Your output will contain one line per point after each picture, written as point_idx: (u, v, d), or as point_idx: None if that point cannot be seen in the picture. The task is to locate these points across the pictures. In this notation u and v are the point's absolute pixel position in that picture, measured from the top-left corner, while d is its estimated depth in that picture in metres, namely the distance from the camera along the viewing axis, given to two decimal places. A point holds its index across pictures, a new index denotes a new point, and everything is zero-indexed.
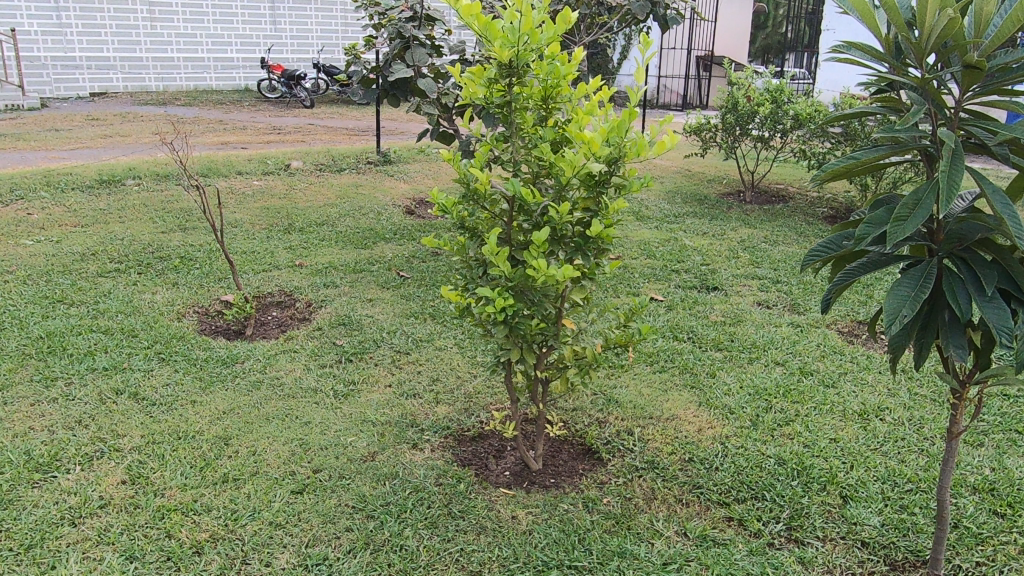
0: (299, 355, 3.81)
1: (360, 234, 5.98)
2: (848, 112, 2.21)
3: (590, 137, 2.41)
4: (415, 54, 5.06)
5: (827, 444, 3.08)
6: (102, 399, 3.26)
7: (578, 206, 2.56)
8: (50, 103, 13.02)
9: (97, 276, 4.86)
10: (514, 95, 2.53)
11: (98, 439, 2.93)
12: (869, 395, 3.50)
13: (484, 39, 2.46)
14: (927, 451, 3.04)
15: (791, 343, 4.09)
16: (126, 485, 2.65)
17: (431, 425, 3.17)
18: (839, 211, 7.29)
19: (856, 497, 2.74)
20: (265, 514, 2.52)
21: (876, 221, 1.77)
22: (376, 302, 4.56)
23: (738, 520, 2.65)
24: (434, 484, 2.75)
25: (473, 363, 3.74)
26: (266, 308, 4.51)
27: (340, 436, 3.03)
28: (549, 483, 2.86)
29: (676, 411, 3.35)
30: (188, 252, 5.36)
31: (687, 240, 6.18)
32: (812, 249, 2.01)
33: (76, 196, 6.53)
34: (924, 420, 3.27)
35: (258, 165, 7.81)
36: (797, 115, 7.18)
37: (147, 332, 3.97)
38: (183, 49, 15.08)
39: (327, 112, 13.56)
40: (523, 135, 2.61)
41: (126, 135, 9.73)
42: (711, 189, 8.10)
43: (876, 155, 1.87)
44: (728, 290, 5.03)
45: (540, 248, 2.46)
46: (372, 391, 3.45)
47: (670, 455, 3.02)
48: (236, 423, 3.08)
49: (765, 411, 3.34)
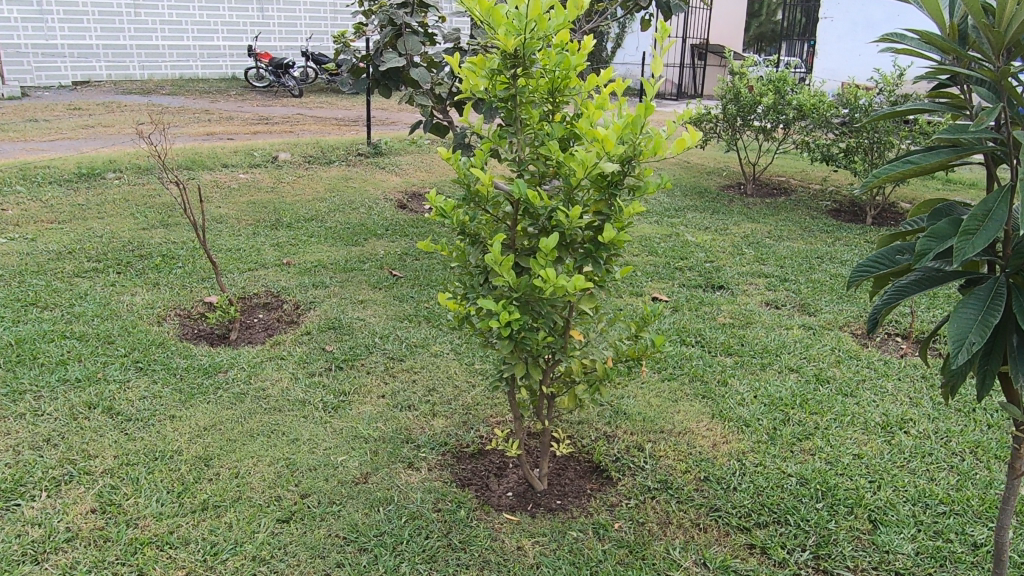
0: (286, 362, 3.59)
1: (351, 230, 5.75)
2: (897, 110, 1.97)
3: (603, 134, 2.17)
4: (407, 43, 4.78)
5: (851, 461, 2.89)
6: (73, 414, 3.03)
7: (589, 208, 2.34)
8: (31, 92, 12.67)
9: (73, 276, 4.62)
10: (519, 87, 2.30)
11: (67, 460, 2.71)
12: (891, 405, 3.32)
13: (486, 25, 2.22)
14: (957, 468, 2.85)
15: (804, 348, 3.90)
16: (95, 514, 2.43)
17: (427, 441, 2.96)
18: (843, 203, 7.11)
19: (886, 522, 2.55)
20: (248, 548, 2.31)
21: (939, 233, 1.54)
22: (368, 304, 4.34)
23: (761, 548, 2.46)
24: (432, 510, 2.55)
25: (472, 372, 3.53)
26: (251, 310, 4.28)
27: (330, 455, 2.82)
28: (555, 505, 2.66)
29: (688, 424, 3.15)
30: (170, 249, 5.12)
31: (689, 235, 5.98)
32: (858, 265, 1.79)
33: (54, 191, 6.26)
34: (950, 433, 3.08)
35: (244, 157, 7.55)
36: (800, 106, 6.95)
37: (124, 339, 3.74)
38: (167, 37, 14.75)
39: (316, 102, 13.28)
40: (528, 131, 2.39)
41: (108, 126, 9.44)
42: (711, 181, 7.90)
43: (938, 160, 1.64)
44: (734, 289, 4.83)
45: (548, 256, 2.24)
46: (364, 403, 3.24)
47: (684, 474, 2.82)
48: (218, 441, 2.86)
49: (783, 424, 3.15)
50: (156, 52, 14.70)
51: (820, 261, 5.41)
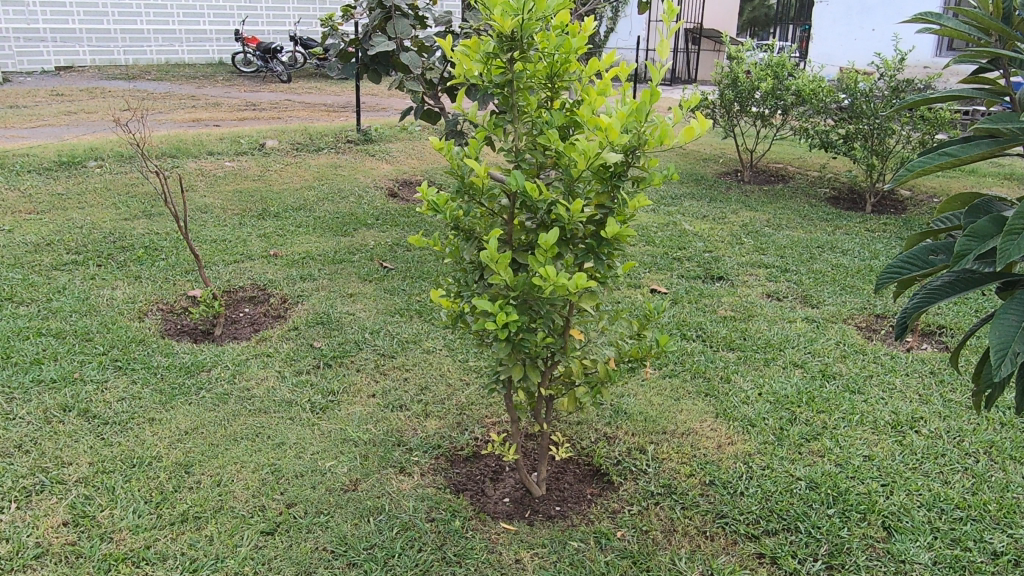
0: (272, 360, 3.44)
1: (340, 220, 5.60)
2: (931, 96, 1.84)
3: (607, 122, 2.03)
4: (397, 26, 4.57)
5: (862, 463, 2.77)
6: (48, 418, 2.88)
7: (590, 202, 2.19)
8: (13, 77, 12.42)
9: (52, 269, 4.46)
10: (515, 72, 2.16)
11: (39, 468, 2.56)
12: (900, 402, 3.20)
13: (481, 5, 2.08)
14: (972, 470, 2.74)
15: (808, 342, 3.77)
16: (67, 528, 2.29)
17: (420, 444, 2.83)
18: (842, 191, 6.99)
19: (900, 528, 2.44)
20: (229, 563, 2.17)
21: (979, 233, 1.43)
22: (358, 298, 4.19)
23: (771, 557, 2.34)
24: (425, 520, 2.42)
25: (466, 369, 3.40)
26: (237, 304, 4.14)
27: (317, 460, 2.68)
28: (554, 512, 2.54)
29: (691, 424, 3.03)
30: (153, 241, 4.96)
31: (687, 224, 5.84)
32: (888, 265, 1.69)
33: (32, 180, 6.07)
34: (963, 433, 2.96)
35: (231, 145, 7.36)
36: (799, 91, 6.80)
37: (103, 336, 3.58)
38: (152, 21, 14.47)
39: (306, 87, 13.06)
40: (526, 119, 2.25)
41: (90, 112, 9.23)
42: (708, 169, 7.77)
43: (978, 152, 1.52)
44: (735, 280, 4.71)
45: (547, 253, 2.10)
46: (353, 403, 3.10)
47: (688, 478, 2.70)
48: (199, 446, 2.72)
49: (789, 424, 3.03)
50: (141, 36, 14.43)
51: (821, 251, 5.29)
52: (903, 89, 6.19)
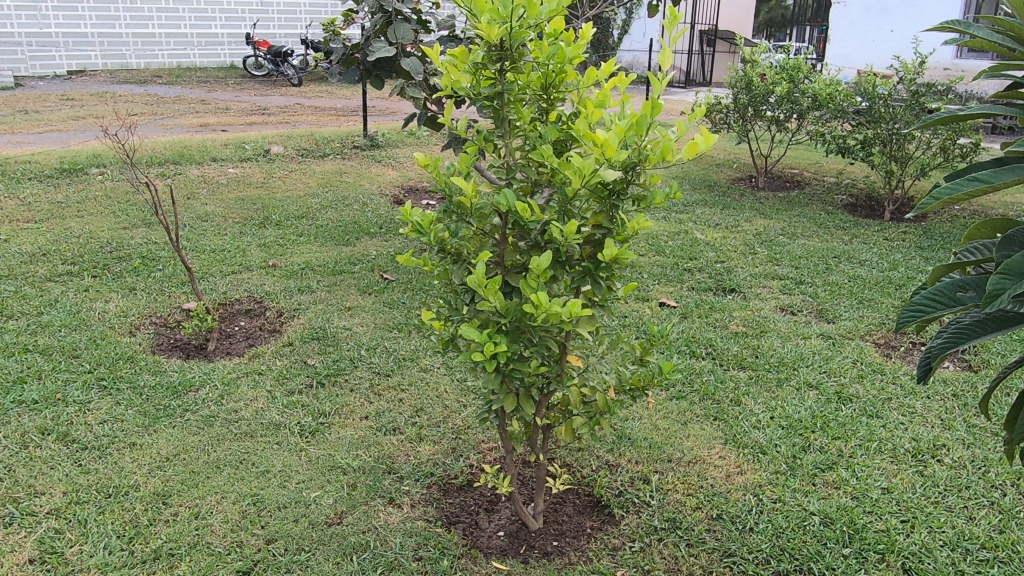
0: (263, 379, 3.31)
1: (342, 228, 5.48)
2: (960, 110, 1.67)
3: (604, 137, 1.88)
4: (398, 30, 4.42)
5: (880, 496, 2.61)
6: (25, 442, 2.76)
7: (588, 221, 2.05)
8: (25, 82, 12.42)
9: (46, 280, 4.36)
10: (506, 84, 2.02)
11: (10, 499, 2.44)
12: (920, 428, 3.03)
13: (467, 12, 1.94)
14: (998, 504, 2.56)
15: (824, 360, 3.60)
16: (33, 566, 2.17)
17: (412, 472, 2.69)
18: (859, 198, 6.79)
19: (922, 571, 2.27)
20: None
21: (1015, 270, 1.27)
22: (356, 312, 4.06)
23: None
24: (411, 559, 2.28)
25: (463, 391, 3.25)
26: (232, 317, 4.02)
27: (302, 490, 2.55)
28: (551, 548, 2.39)
29: (699, 451, 2.87)
30: (151, 250, 4.86)
31: (698, 233, 5.67)
32: (912, 301, 1.55)
33: (33, 186, 6.00)
34: (988, 462, 2.79)
35: (235, 151, 7.27)
36: (815, 95, 6.60)
37: (90, 353, 3.47)
38: (164, 25, 14.47)
39: (316, 91, 13.00)
40: (519, 134, 2.11)
41: (97, 117, 9.18)
42: (721, 175, 7.59)
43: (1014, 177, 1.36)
44: (747, 292, 4.54)
45: (540, 277, 1.96)
46: (344, 426, 2.96)
47: (694, 511, 2.54)
48: (180, 474, 2.60)
49: (803, 451, 2.86)
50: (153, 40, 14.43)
51: (838, 261, 5.11)
52: (923, 93, 5.99)
